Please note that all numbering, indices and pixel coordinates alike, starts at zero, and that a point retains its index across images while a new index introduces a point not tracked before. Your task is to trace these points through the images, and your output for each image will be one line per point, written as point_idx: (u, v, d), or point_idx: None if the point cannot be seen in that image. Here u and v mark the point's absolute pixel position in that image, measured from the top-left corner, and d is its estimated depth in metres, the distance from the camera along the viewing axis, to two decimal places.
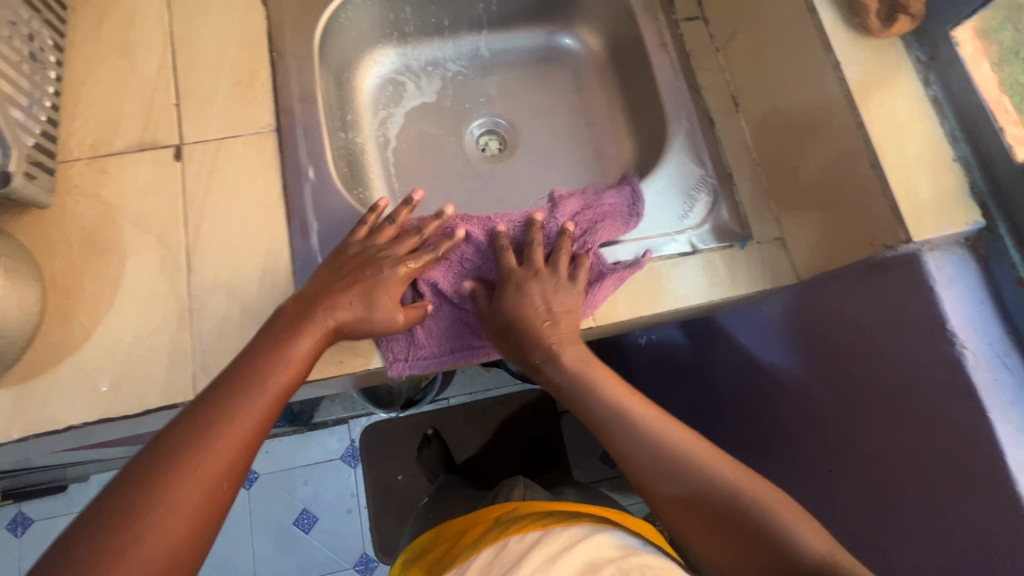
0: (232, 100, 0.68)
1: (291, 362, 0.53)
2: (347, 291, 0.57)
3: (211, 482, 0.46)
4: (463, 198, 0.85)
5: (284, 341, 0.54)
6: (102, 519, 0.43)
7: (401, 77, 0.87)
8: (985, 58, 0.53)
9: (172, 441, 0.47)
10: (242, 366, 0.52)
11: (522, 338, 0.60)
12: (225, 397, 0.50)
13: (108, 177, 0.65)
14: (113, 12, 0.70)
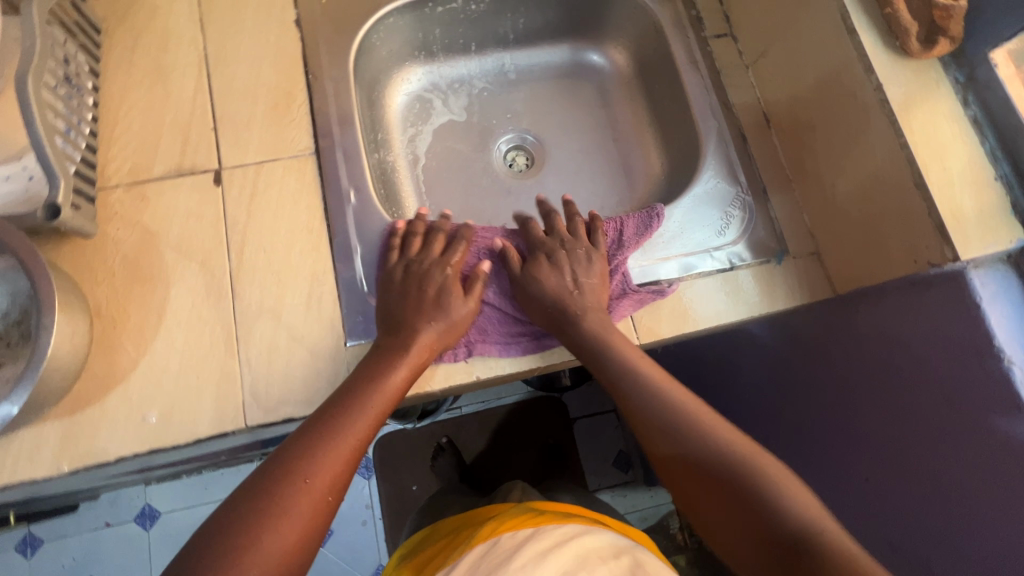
0: (270, 124, 0.68)
1: (386, 391, 0.55)
2: (410, 297, 0.61)
3: (313, 505, 0.48)
4: (493, 214, 0.85)
5: (382, 370, 0.56)
6: (220, 529, 0.45)
7: (428, 94, 0.87)
8: (1019, 80, 0.54)
9: (287, 464, 0.49)
10: (347, 394, 0.55)
11: (563, 325, 0.62)
12: (333, 424, 0.52)
13: (148, 203, 0.64)
14: (147, 36, 0.70)
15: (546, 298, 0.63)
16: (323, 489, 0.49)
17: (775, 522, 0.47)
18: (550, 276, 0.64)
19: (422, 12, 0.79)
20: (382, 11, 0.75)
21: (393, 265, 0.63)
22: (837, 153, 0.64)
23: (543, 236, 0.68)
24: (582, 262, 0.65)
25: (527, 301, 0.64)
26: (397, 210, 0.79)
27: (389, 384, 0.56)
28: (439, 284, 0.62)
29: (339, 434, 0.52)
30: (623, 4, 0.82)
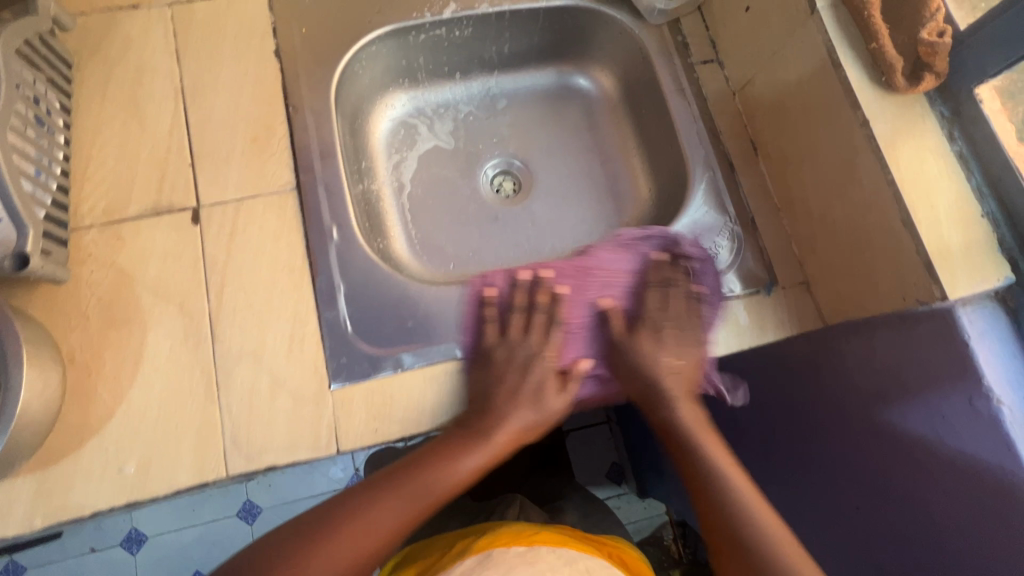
0: (249, 159, 0.67)
1: (457, 476, 0.58)
2: (501, 385, 0.62)
3: (349, 561, 0.51)
4: (480, 242, 0.84)
5: (459, 454, 0.59)
6: (263, 559, 0.50)
7: (413, 120, 0.86)
8: (1007, 117, 0.54)
9: (345, 508, 0.54)
10: (421, 458, 0.58)
11: (656, 404, 0.64)
12: (399, 487, 0.56)
13: (123, 244, 0.63)
14: (121, 68, 0.68)
15: (637, 374, 0.65)
16: (355, 555, 0.52)
17: (754, 560, 0.51)
18: (641, 356, 0.65)
19: (405, 39, 0.77)
20: (363, 40, 0.74)
21: (491, 344, 0.64)
22: (826, 185, 0.64)
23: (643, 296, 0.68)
24: (680, 331, 0.66)
25: (615, 368, 0.66)
26: (381, 240, 0.78)
27: (457, 469, 0.58)
28: (533, 378, 0.63)
29: (396, 497, 0.55)
30: (608, 29, 0.81)
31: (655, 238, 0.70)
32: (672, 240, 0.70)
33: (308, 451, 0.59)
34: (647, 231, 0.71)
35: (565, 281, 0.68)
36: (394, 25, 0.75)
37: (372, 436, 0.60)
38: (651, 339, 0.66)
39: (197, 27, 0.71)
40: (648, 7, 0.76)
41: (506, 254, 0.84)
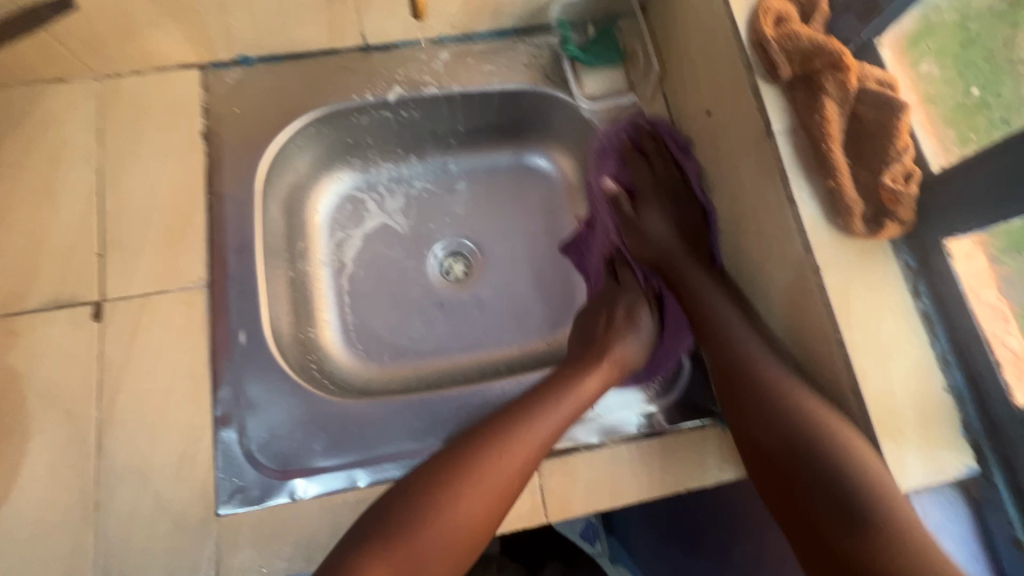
0: (161, 250, 0.63)
1: (585, 397, 0.61)
2: (597, 329, 0.68)
3: (481, 504, 0.53)
4: (421, 331, 0.79)
5: (578, 378, 0.62)
6: (415, 490, 0.53)
7: (361, 196, 0.81)
8: (994, 283, 0.47)
9: (469, 453, 0.55)
10: (549, 393, 0.60)
11: (685, 286, 0.63)
12: (521, 421, 0.57)
13: (17, 340, 0.59)
14: (38, 148, 0.65)
15: (655, 258, 0.67)
16: (485, 498, 0.53)
17: (826, 474, 0.46)
18: (646, 231, 0.68)
19: (346, 119, 0.73)
20: (298, 121, 0.69)
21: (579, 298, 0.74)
22: (777, 320, 0.57)
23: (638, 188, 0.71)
24: (681, 218, 0.68)
25: (640, 250, 0.69)
26: (310, 329, 0.74)
27: (583, 393, 0.61)
28: (622, 310, 0.70)
29: (526, 426, 0.57)
30: (566, 114, 0.76)
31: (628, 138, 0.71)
32: (638, 124, 0.71)
33: None
34: (618, 126, 0.71)
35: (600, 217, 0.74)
36: (332, 107, 0.70)
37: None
38: (669, 224, 0.68)
39: (123, 104, 0.67)
40: (577, 99, 0.72)
41: (448, 344, 0.78)
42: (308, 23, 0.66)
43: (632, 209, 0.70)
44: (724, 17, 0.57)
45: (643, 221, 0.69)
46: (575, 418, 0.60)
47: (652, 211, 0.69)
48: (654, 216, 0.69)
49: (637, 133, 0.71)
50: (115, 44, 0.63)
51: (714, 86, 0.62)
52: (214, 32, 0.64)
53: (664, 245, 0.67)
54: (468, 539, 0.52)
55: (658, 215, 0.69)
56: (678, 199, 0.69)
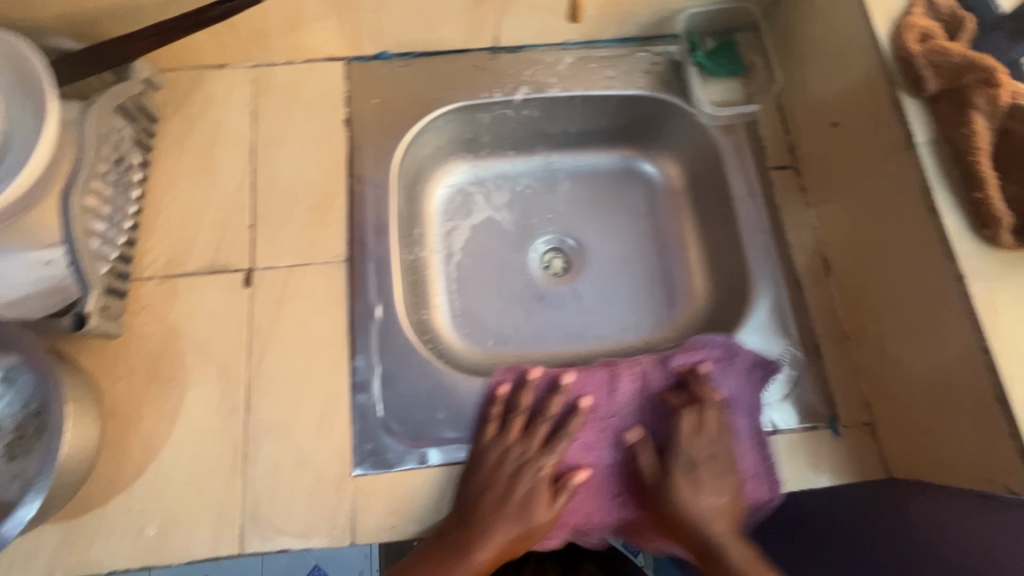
0: (306, 226, 0.68)
1: (489, 548, 0.56)
2: (525, 486, 0.59)
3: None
4: (523, 320, 0.82)
5: (499, 515, 0.57)
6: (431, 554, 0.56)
7: (471, 189, 0.85)
8: None
9: (446, 551, 0.56)
10: (516, 481, 0.59)
11: (682, 526, 0.58)
12: (507, 514, 0.57)
13: (177, 299, 0.64)
14: (199, 126, 0.71)
15: (678, 523, 0.58)
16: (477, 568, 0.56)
17: None
18: (682, 500, 0.58)
19: (471, 115, 0.77)
20: (431, 115, 0.74)
21: (487, 442, 0.60)
22: (907, 327, 0.58)
23: (696, 419, 0.61)
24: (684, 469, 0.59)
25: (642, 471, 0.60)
26: (422, 311, 0.78)
27: (531, 526, 0.57)
28: (523, 489, 0.59)
29: (494, 527, 0.56)
30: (680, 120, 0.78)
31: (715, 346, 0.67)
32: (739, 357, 0.65)
33: (322, 538, 0.57)
34: (705, 339, 0.68)
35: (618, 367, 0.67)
36: (462, 102, 0.75)
37: (391, 532, 0.58)
38: (703, 491, 0.58)
39: (274, 90, 0.73)
40: (697, 105, 0.75)
41: (548, 337, 0.81)
42: (452, 24, 0.71)
43: (692, 432, 0.61)
44: (864, 32, 0.59)
45: (693, 464, 0.59)
46: None
47: (705, 467, 0.59)
48: (683, 479, 0.59)
49: (717, 346, 0.66)
50: (279, 36, 0.69)
51: (843, 99, 0.64)
52: (367, 29, 0.70)
53: (691, 506, 0.57)
54: None
55: (704, 479, 0.59)
56: (710, 474, 0.59)
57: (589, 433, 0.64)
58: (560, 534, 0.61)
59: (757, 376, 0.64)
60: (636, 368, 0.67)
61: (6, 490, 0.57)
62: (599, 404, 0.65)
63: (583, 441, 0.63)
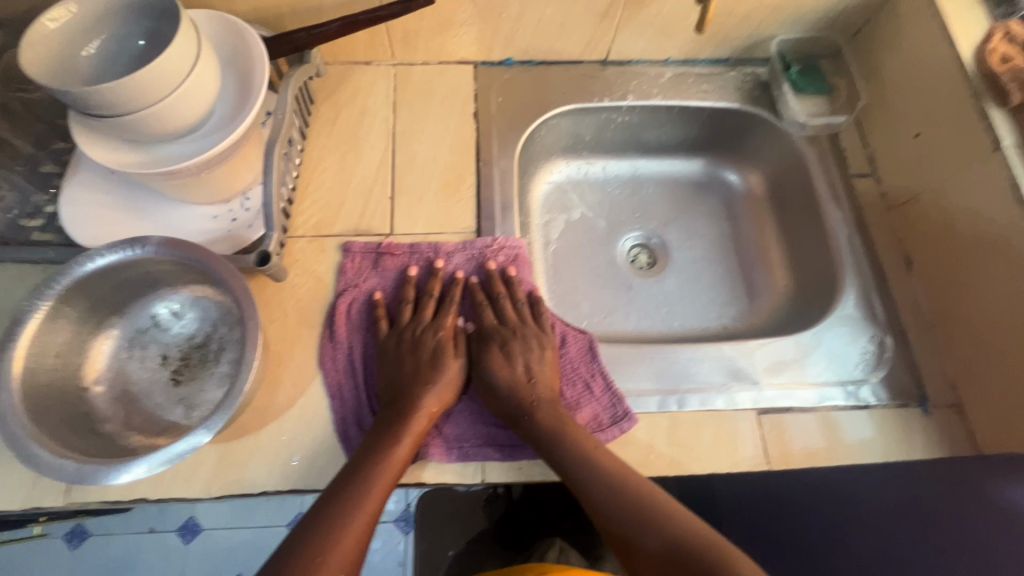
0: (441, 200, 0.76)
1: (388, 469, 0.56)
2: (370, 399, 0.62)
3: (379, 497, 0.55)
4: (614, 304, 0.87)
5: (379, 439, 0.58)
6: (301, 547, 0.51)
7: (567, 186, 0.94)
8: None
9: (354, 468, 0.56)
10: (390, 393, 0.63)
11: (538, 413, 0.61)
12: (394, 434, 0.58)
13: (326, 255, 0.71)
14: (346, 111, 0.80)
15: (506, 405, 0.63)
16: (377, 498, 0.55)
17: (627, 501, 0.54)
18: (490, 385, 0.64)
19: (581, 117, 0.87)
20: (549, 114, 0.83)
21: (331, 392, 0.64)
22: (1000, 313, 0.64)
23: (489, 324, 0.68)
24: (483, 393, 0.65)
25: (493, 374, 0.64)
26: None
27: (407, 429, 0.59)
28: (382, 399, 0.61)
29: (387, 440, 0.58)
30: (768, 133, 0.87)
31: (420, 253, 0.72)
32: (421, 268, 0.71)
33: (456, 476, 0.62)
34: (411, 242, 0.73)
35: (365, 284, 0.70)
36: (577, 105, 0.84)
37: (516, 473, 0.62)
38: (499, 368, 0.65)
39: (413, 84, 0.83)
40: (790, 118, 0.83)
41: (635, 323, 0.86)
42: (574, 36, 0.81)
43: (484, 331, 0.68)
44: (949, 56, 0.69)
45: (502, 345, 0.66)
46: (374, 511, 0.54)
47: (518, 350, 0.66)
48: (500, 360, 0.65)
49: (425, 249, 0.72)
50: (427, 37, 0.79)
51: (925, 112, 0.72)
52: (501, 36, 0.80)
53: (519, 386, 0.63)
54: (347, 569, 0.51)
55: (513, 352, 0.65)
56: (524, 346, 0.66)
57: None
58: (462, 448, 0.62)
59: (471, 267, 0.73)
60: (382, 274, 0.71)
61: (171, 412, 0.61)
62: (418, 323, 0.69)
63: None
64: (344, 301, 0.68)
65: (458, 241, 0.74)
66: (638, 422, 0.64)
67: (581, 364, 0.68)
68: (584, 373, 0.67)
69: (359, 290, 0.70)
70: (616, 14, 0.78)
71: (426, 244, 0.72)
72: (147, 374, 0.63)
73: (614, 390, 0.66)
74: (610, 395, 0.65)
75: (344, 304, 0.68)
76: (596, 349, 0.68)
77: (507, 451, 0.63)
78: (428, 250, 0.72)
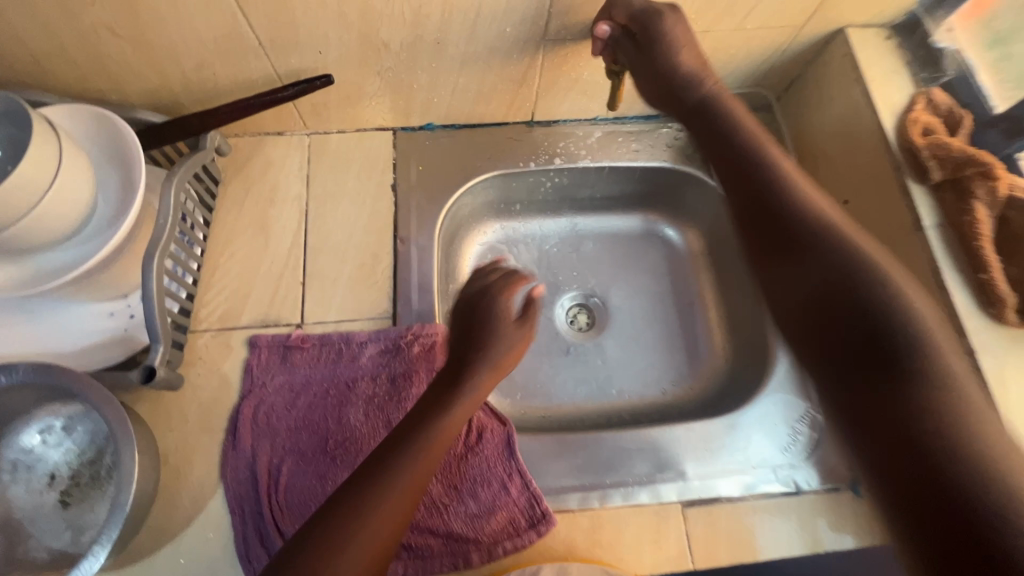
0: (356, 283, 0.72)
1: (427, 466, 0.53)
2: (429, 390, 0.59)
3: (403, 508, 0.50)
4: (550, 374, 0.84)
5: (425, 433, 0.54)
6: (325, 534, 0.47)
7: (501, 245, 0.89)
8: None
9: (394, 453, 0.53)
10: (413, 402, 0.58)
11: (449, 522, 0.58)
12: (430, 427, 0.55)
13: (231, 351, 0.68)
14: (257, 188, 0.76)
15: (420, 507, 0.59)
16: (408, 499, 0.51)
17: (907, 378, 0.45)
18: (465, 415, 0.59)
19: (509, 181, 0.83)
20: (473, 182, 0.80)
21: (230, 507, 0.61)
22: None
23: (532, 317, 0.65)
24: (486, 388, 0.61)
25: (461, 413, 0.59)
26: None
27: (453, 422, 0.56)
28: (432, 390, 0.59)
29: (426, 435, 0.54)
30: (699, 190, 0.84)
31: (331, 345, 0.68)
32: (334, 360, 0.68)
33: None
34: (321, 333, 0.69)
35: (271, 383, 0.66)
36: (501, 170, 0.81)
37: None
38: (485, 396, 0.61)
39: (329, 154, 0.79)
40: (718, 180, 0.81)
41: (572, 394, 0.83)
42: (494, 102, 0.77)
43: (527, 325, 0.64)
44: (873, 124, 0.66)
45: None
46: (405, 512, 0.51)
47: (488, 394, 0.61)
48: None
49: (336, 340, 0.68)
50: (336, 109, 0.75)
51: (854, 180, 0.69)
52: (417, 104, 0.76)
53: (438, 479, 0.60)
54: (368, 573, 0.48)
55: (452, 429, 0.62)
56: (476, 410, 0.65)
57: (327, 441, 0.64)
58: None
59: (387, 360, 0.68)
60: (289, 369, 0.67)
61: (58, 539, 0.58)
62: (323, 425, 0.65)
63: (311, 451, 0.64)
64: (246, 403, 0.65)
65: (370, 329, 0.70)
66: (556, 523, 0.62)
67: (501, 462, 0.64)
68: (504, 471, 0.64)
69: (264, 390, 0.66)
70: (534, 81, 0.74)
71: (337, 335, 0.69)
72: (32, 499, 0.59)
73: (534, 487, 0.63)
74: (527, 494, 0.62)
75: (246, 407, 0.64)
76: (515, 443, 0.65)
77: (417, 566, 0.59)
78: (340, 343, 0.68)
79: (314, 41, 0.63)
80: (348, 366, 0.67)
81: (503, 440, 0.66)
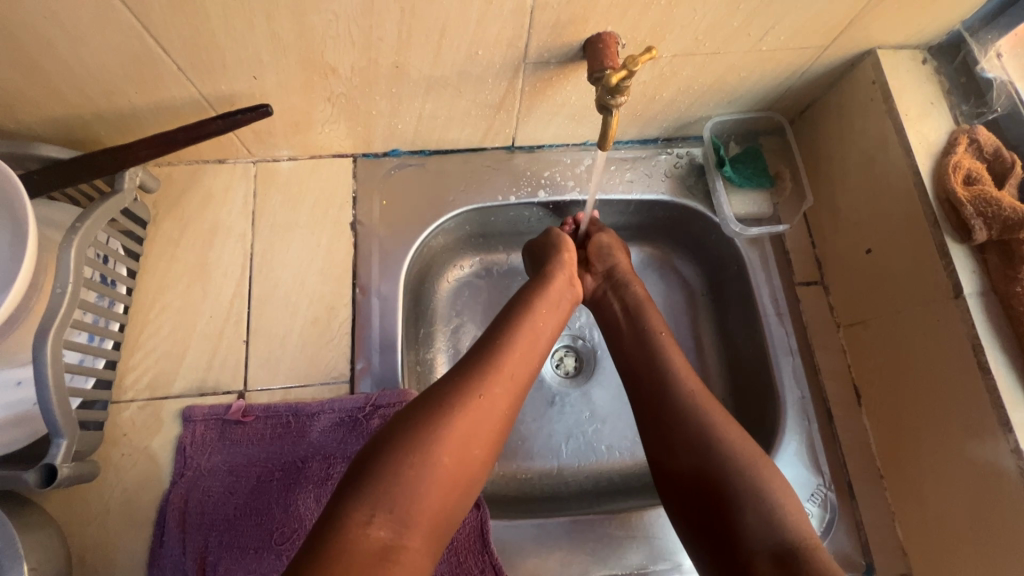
0: (307, 342, 0.63)
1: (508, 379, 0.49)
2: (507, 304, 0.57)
3: (493, 415, 0.47)
4: (532, 428, 0.75)
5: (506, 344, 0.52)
6: (406, 436, 0.44)
7: (478, 280, 0.77)
8: None
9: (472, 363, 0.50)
10: (504, 322, 0.54)
11: None
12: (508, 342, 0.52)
13: (161, 426, 0.59)
14: (194, 227, 0.66)
15: None
16: (495, 409, 0.48)
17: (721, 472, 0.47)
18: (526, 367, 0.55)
19: (487, 214, 0.73)
20: (445, 217, 0.70)
21: None
22: (955, 491, 0.54)
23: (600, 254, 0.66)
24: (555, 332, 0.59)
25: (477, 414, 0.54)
26: None
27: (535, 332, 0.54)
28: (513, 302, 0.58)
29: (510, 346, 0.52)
30: None
31: (277, 417, 0.59)
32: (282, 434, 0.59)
33: None
34: (266, 404, 0.60)
35: (208, 463, 0.57)
36: (477, 203, 0.71)
37: None
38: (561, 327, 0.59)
39: (278, 185, 0.68)
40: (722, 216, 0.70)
41: (558, 451, 0.74)
42: (468, 127, 0.66)
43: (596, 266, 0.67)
44: (906, 166, 0.57)
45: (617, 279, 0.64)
46: (489, 424, 0.47)
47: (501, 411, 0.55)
48: None
49: (281, 412, 0.59)
50: (284, 136, 0.64)
51: (881, 228, 0.60)
52: (377, 131, 0.65)
53: None
54: (449, 485, 0.44)
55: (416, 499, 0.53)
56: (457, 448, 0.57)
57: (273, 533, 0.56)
58: None
59: (341, 435, 0.59)
60: (229, 446, 0.58)
61: None
62: (268, 513, 0.56)
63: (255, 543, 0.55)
64: (177, 490, 0.56)
65: (322, 397, 0.61)
66: None
67: (471, 555, 0.57)
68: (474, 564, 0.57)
69: (201, 469, 0.57)
70: (514, 105, 0.63)
71: (283, 406, 0.59)
72: None
73: None
74: None
75: (175, 495, 0.56)
76: (489, 531, 0.57)
77: None
78: (286, 417, 0.59)
79: (245, 65, 0.52)
80: (298, 442, 0.58)
81: (475, 528, 0.57)
